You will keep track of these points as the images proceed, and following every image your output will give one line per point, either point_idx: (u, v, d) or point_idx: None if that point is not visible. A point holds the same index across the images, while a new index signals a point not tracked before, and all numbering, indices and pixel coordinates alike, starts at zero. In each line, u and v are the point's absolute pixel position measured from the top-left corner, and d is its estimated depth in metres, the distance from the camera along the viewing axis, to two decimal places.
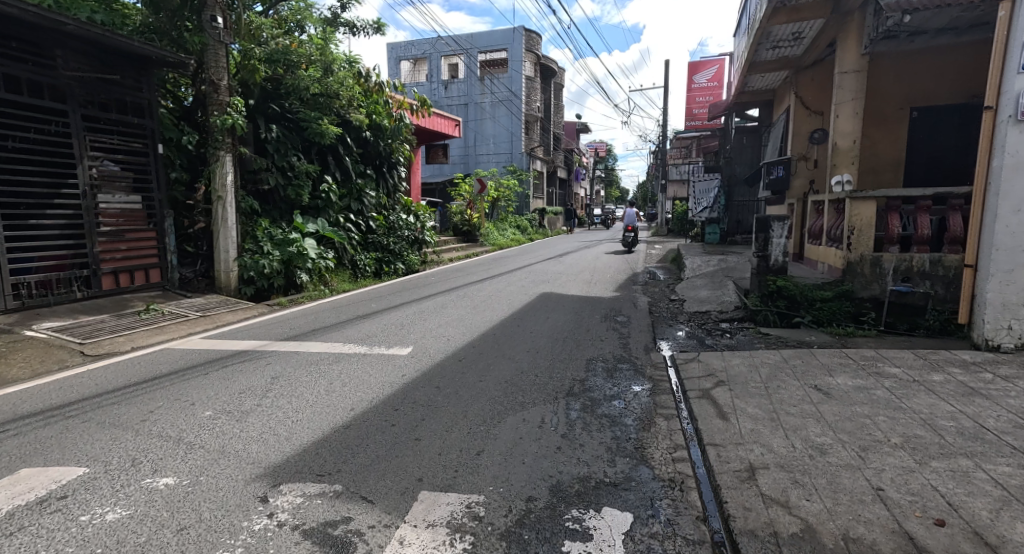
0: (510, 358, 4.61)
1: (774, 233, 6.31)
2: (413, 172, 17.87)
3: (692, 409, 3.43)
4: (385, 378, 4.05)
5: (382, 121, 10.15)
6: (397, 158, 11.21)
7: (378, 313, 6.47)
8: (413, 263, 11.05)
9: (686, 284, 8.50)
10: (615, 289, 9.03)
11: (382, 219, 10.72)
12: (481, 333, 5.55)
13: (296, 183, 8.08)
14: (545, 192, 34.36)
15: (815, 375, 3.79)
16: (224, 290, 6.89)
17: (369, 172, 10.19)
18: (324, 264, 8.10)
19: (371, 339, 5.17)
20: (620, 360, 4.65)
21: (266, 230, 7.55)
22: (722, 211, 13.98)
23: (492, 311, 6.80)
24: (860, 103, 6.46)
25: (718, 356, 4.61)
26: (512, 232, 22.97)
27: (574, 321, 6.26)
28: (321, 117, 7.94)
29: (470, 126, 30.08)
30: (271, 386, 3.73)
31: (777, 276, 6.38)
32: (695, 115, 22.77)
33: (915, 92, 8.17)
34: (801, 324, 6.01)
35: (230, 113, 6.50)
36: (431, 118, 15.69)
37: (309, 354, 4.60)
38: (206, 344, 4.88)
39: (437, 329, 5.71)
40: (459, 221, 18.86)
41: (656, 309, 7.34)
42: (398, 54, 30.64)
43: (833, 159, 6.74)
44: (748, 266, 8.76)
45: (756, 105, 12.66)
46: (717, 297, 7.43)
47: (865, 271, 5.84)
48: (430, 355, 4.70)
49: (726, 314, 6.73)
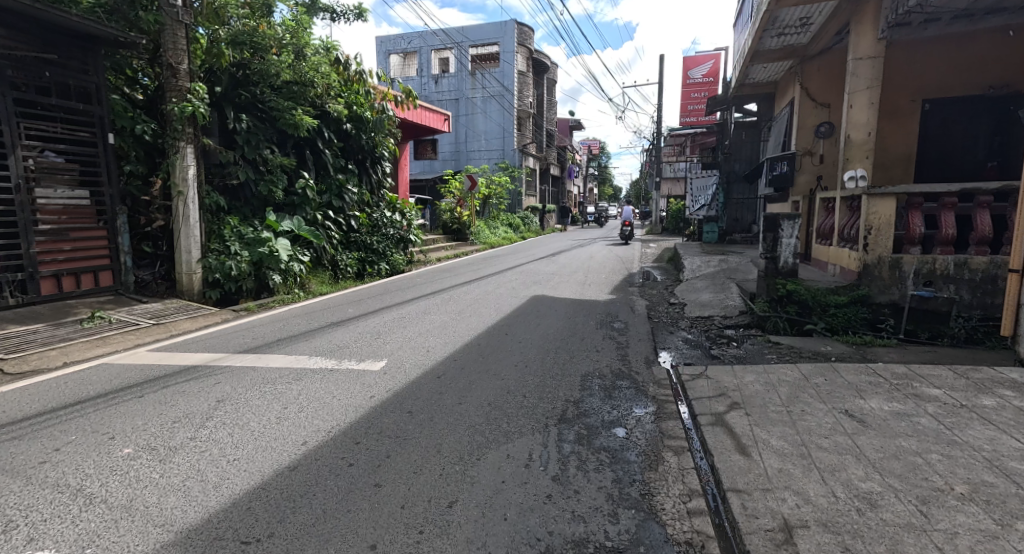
0: (497, 374, 4.10)
1: (783, 232, 5.83)
2: (401, 169, 17.31)
3: (706, 440, 2.94)
4: (350, 400, 3.53)
5: (364, 113, 9.58)
6: (381, 153, 10.69)
7: (355, 320, 5.97)
8: (398, 264, 10.62)
9: (685, 286, 8.03)
10: (611, 291, 8.55)
11: (365, 218, 10.25)
12: (465, 343, 5.04)
13: (269, 178, 7.59)
14: (537, 190, 33.87)
15: (845, 396, 3.31)
16: (187, 294, 6.34)
17: (350, 168, 9.68)
18: (298, 266, 7.57)
19: (341, 351, 4.64)
20: (618, 375, 4.16)
21: (235, 229, 7.00)
22: (720, 210, 13.50)
23: (478, 317, 6.31)
24: (876, 92, 5.98)
25: (728, 370, 4.13)
26: (504, 230, 22.47)
27: (567, 328, 5.77)
28: (294, 107, 7.38)
29: (461, 122, 29.53)
30: (212, 413, 3.16)
31: (787, 279, 5.89)
32: (690, 111, 22.35)
33: (927, 82, 7.73)
34: (814, 332, 5.55)
35: (191, 100, 5.94)
36: (419, 111, 15.14)
37: (269, 371, 4.06)
38: (153, 357, 4.32)
39: (417, 338, 5.20)
40: (449, 219, 18.35)
41: (655, 314, 6.87)
42: (388, 47, 30.04)
43: (845, 152, 6.27)
44: (751, 267, 8.32)
45: (756, 99, 12.22)
46: (719, 300, 6.97)
47: (883, 274, 5.39)
48: (406, 371, 4.18)
49: (731, 321, 6.27)
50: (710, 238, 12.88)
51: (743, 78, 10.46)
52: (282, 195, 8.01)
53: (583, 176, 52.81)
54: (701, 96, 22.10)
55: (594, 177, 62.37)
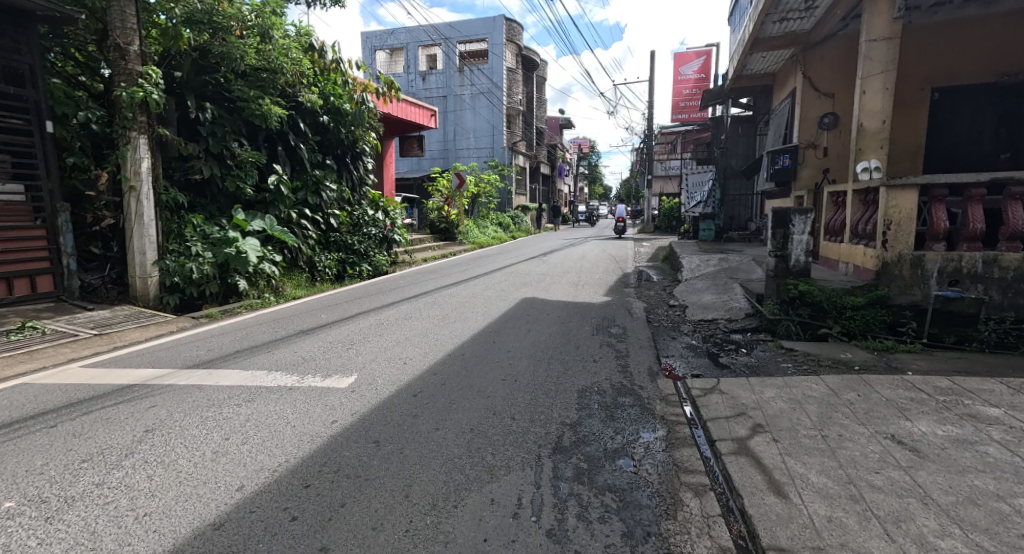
0: (482, 392, 3.59)
1: (795, 228, 5.41)
2: (387, 166, 16.83)
3: (731, 475, 2.45)
4: (307, 425, 3.00)
5: (343, 105, 9.02)
6: (362, 149, 10.18)
7: (330, 327, 5.44)
8: (380, 264, 10.12)
9: (685, 287, 7.57)
10: (606, 293, 8.07)
11: (345, 215, 9.74)
12: (447, 353, 4.53)
13: (237, 173, 7.03)
14: (527, 189, 33.40)
15: (887, 417, 2.84)
16: (141, 300, 5.78)
17: (328, 163, 9.16)
18: (269, 268, 7.05)
19: (307, 364, 4.11)
20: (620, 391, 3.67)
21: (198, 228, 6.44)
22: (716, 207, 12.94)
23: (464, 322, 5.82)
24: (892, 76, 5.53)
25: (744, 384, 3.66)
26: (494, 230, 21.96)
27: (561, 335, 5.27)
28: (261, 96, 6.83)
29: (449, 119, 28.99)
30: (133, 448, 2.59)
31: (799, 278, 5.42)
32: (681, 108, 22.01)
33: (936, 70, 7.33)
34: (829, 336, 5.09)
35: (142, 85, 5.37)
36: (404, 105, 14.69)
37: (218, 390, 3.50)
38: (86, 374, 3.74)
39: (394, 348, 4.68)
40: (436, 219, 17.80)
41: (654, 317, 6.39)
42: (374, 43, 29.44)
43: (857, 142, 5.83)
44: (753, 266, 7.88)
45: (752, 92, 11.84)
46: (723, 302, 6.52)
47: (904, 273, 4.95)
48: (378, 388, 3.65)
49: (737, 325, 5.80)
50: (706, 237, 12.43)
51: (742, 69, 10.03)
52: (252, 191, 7.45)
53: (573, 175, 52.45)
54: (693, 92, 21.76)
55: (585, 176, 62.04)
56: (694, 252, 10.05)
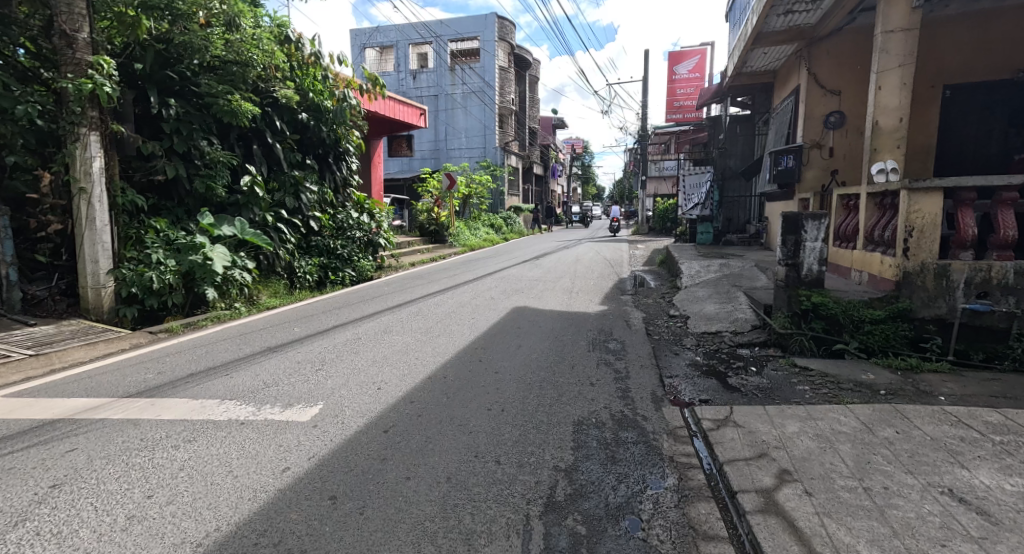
0: (463, 427, 3.13)
1: (807, 234, 5.00)
2: (374, 167, 16.34)
3: (762, 544, 2.02)
4: (253, 470, 2.54)
5: (322, 102, 8.54)
6: (345, 149, 9.72)
7: (301, 342, 4.98)
8: (364, 269, 9.68)
9: (686, 295, 7.16)
10: (602, 301, 7.63)
11: (326, 218, 9.28)
12: (427, 375, 4.08)
13: (207, 173, 6.56)
14: (520, 190, 33.00)
15: (937, 464, 2.42)
16: (94, 313, 5.27)
17: (308, 163, 8.69)
18: (240, 276, 6.59)
19: (268, 390, 3.65)
20: (622, 423, 3.23)
21: (161, 234, 5.95)
22: (716, 208, 12.33)
23: (449, 336, 5.37)
24: (910, 70, 5.13)
25: (761, 416, 3.23)
26: (486, 232, 21.51)
27: (554, 352, 4.83)
28: (230, 91, 6.36)
29: (441, 119, 28.48)
30: (29, 512, 2.12)
31: (811, 289, 5.02)
32: (676, 108, 21.70)
33: (947, 66, 6.96)
34: (846, 353, 4.72)
35: (92, 76, 4.87)
36: (391, 104, 14.24)
37: (157, 425, 3.00)
38: (8, 406, 3.25)
39: (368, 369, 4.22)
40: (425, 220, 17.28)
41: (654, 330, 5.97)
42: (363, 41, 28.85)
43: (872, 141, 5.42)
44: (756, 272, 7.48)
45: (751, 90, 11.47)
46: (727, 312, 6.10)
47: (927, 283, 4.53)
48: (345, 421, 3.18)
49: (744, 338, 5.39)
50: (704, 240, 12.03)
51: (741, 66, 9.64)
52: (224, 193, 6.98)
53: (566, 176, 52.13)
54: (688, 92, 21.49)
55: (578, 177, 61.76)
56: (693, 256, 9.64)
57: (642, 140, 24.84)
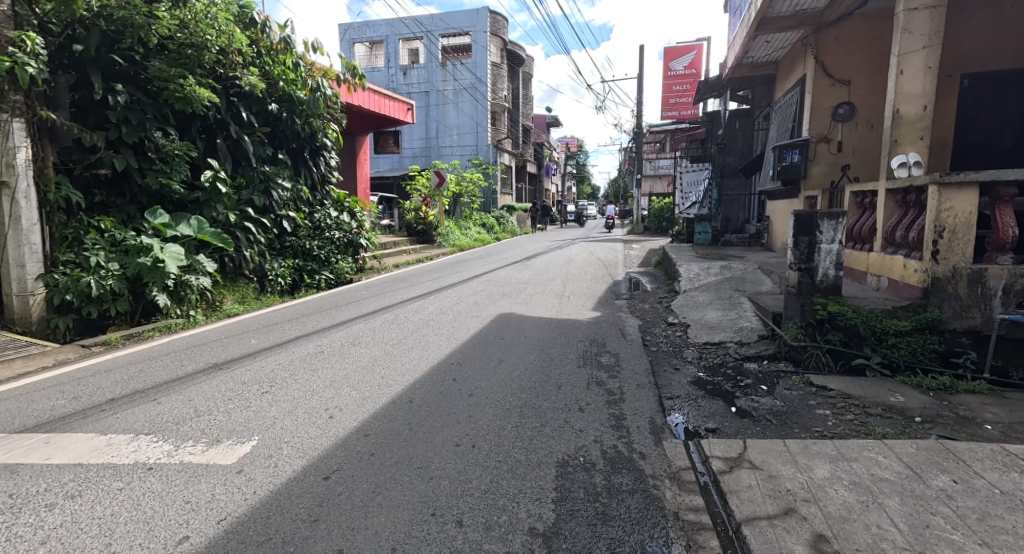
0: (423, 471, 2.58)
1: (822, 234, 4.45)
2: (360, 165, 15.78)
3: None
4: (134, 520, 2.09)
5: (294, 92, 7.96)
6: (322, 143, 9.20)
7: (254, 356, 4.44)
8: (343, 271, 9.14)
9: (685, 300, 6.64)
10: (595, 307, 7.09)
11: (301, 217, 8.75)
12: (390, 399, 3.53)
13: (161, 167, 6.00)
14: (513, 188, 32.41)
15: (1019, 534, 1.91)
16: (22, 325, 4.75)
17: (280, 158, 8.15)
18: (198, 280, 6.01)
19: (198, 420, 3.09)
20: (614, 464, 2.70)
21: (105, 235, 5.36)
22: (713, 207, 11.71)
23: (423, 348, 4.83)
24: (936, 52, 4.62)
25: (783, 455, 2.69)
26: (476, 231, 20.93)
27: (539, 368, 4.28)
28: (184, 75, 5.81)
29: (432, 116, 27.87)
30: None
31: (827, 297, 4.49)
32: (671, 105, 21.22)
33: (966, 52, 6.45)
34: (867, 369, 4.20)
35: (13, 54, 4.47)
36: (376, 98, 13.75)
37: (40, 474, 2.41)
38: None
39: (322, 390, 3.67)
40: (413, 219, 16.66)
41: (651, 340, 5.44)
42: (351, 35, 28.15)
43: (892, 132, 4.92)
44: (761, 275, 6.96)
45: (751, 83, 10.98)
46: (730, 321, 5.57)
47: (960, 291, 4.00)
48: (280, 463, 2.61)
49: (751, 352, 4.86)
50: (702, 240, 11.42)
51: (741, 56, 9.16)
52: (182, 190, 6.41)
53: (560, 174, 51.61)
54: (682, 89, 21.14)
55: (572, 176, 61.26)
56: (691, 257, 9.13)
57: (637, 137, 24.36)
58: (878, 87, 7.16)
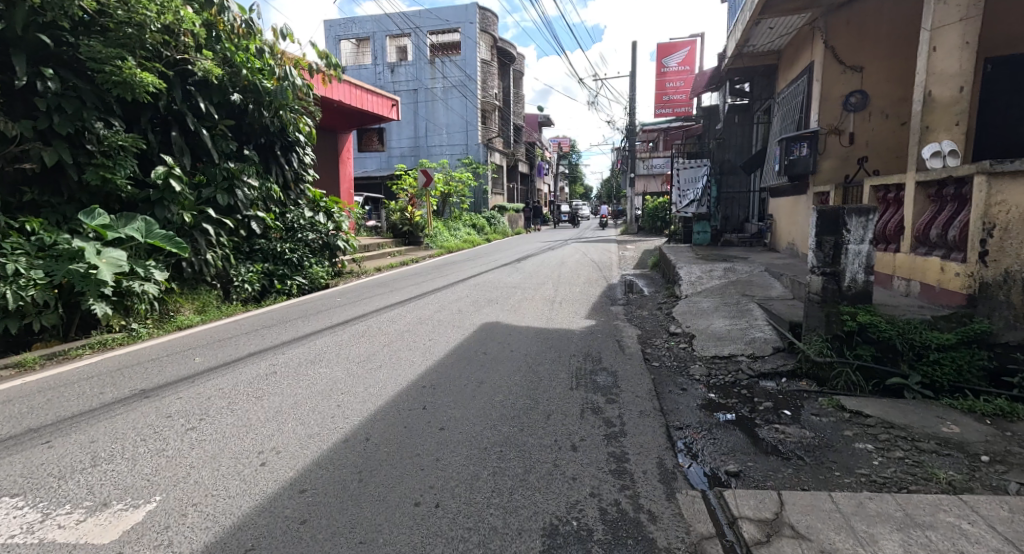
0: (366, 548, 1.96)
1: (850, 233, 3.87)
2: (342, 164, 15.17)
3: None
4: None
5: (260, 81, 7.30)
6: (294, 138, 8.58)
7: (192, 379, 3.80)
8: (317, 276, 8.53)
9: (688, 308, 6.06)
10: (589, 314, 6.51)
11: (271, 218, 8.13)
12: (343, 436, 2.92)
13: (102, 161, 5.36)
14: (505, 188, 31.81)
15: None
16: None
17: (247, 153, 7.52)
18: (143, 289, 5.31)
19: (93, 470, 2.46)
20: (616, 531, 2.09)
21: (31, 239, 4.72)
22: (712, 206, 11.11)
23: (393, 367, 4.22)
24: (975, 25, 4.04)
25: (832, 517, 2.09)
26: (466, 232, 20.32)
27: (525, 393, 3.69)
28: (123, 57, 5.17)
29: (420, 114, 27.21)
30: None
31: (855, 305, 3.91)
32: (664, 102, 20.66)
33: (991, 33, 5.86)
34: (905, 391, 3.61)
35: None
36: (358, 92, 13.27)
37: None
38: None
39: (262, 423, 3.05)
40: (398, 220, 15.98)
41: (652, 354, 4.84)
42: (337, 32, 27.42)
43: (923, 117, 4.37)
44: (769, 279, 6.40)
45: (752, 75, 10.46)
46: (740, 331, 5.02)
47: (1014, 299, 3.42)
48: (178, 538, 1.98)
49: (767, 368, 4.28)
50: (699, 241, 10.99)
51: (742, 44, 8.64)
52: (129, 187, 5.75)
53: (552, 174, 51.09)
54: (676, 85, 20.48)
55: (564, 175, 60.73)
56: (691, 259, 8.58)
57: (630, 135, 23.84)
58: (893, 73, 6.64)
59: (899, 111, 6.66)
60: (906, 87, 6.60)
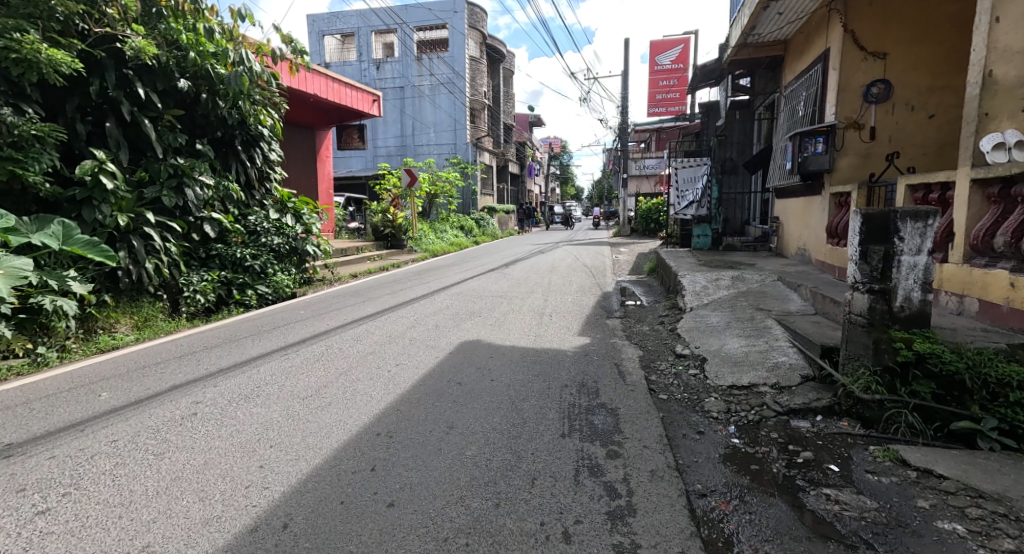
0: None
1: (903, 240, 3.15)
2: (321, 162, 14.47)
3: None
4: None
5: (213, 67, 6.50)
6: (257, 131, 7.81)
7: (82, 426, 2.98)
8: (282, 285, 7.74)
9: (696, 324, 5.36)
10: (582, 329, 5.78)
11: (230, 220, 7.35)
12: (255, 520, 2.16)
13: (9, 154, 4.54)
14: (495, 189, 31.07)
15: None
16: None
17: (199, 148, 6.74)
18: (54, 304, 4.46)
19: None
20: None
21: None
22: (715, 207, 10.38)
23: (346, 404, 3.46)
24: None
25: None
26: (453, 234, 19.56)
27: (504, 443, 2.94)
28: (26, 30, 4.40)
29: (407, 112, 26.39)
30: None
31: (909, 330, 3.20)
32: (657, 101, 20.00)
33: None
34: (979, 438, 2.88)
35: None
36: (336, 87, 12.53)
37: None
38: None
39: (146, 499, 2.26)
40: (380, 222, 15.10)
41: (657, 384, 4.12)
42: (321, 27, 26.51)
43: (980, 103, 3.68)
44: (784, 291, 5.72)
45: (755, 68, 9.81)
46: (760, 355, 4.32)
47: None
48: None
49: (797, 404, 3.57)
50: (699, 245, 10.37)
51: (746, 32, 7.98)
52: (48, 186, 4.95)
53: (542, 175, 50.50)
54: (669, 84, 19.86)
55: (554, 175, 60.08)
56: (693, 265, 7.89)
57: (622, 135, 23.19)
58: (919, 60, 6.00)
59: (927, 102, 6.02)
60: (934, 76, 5.96)
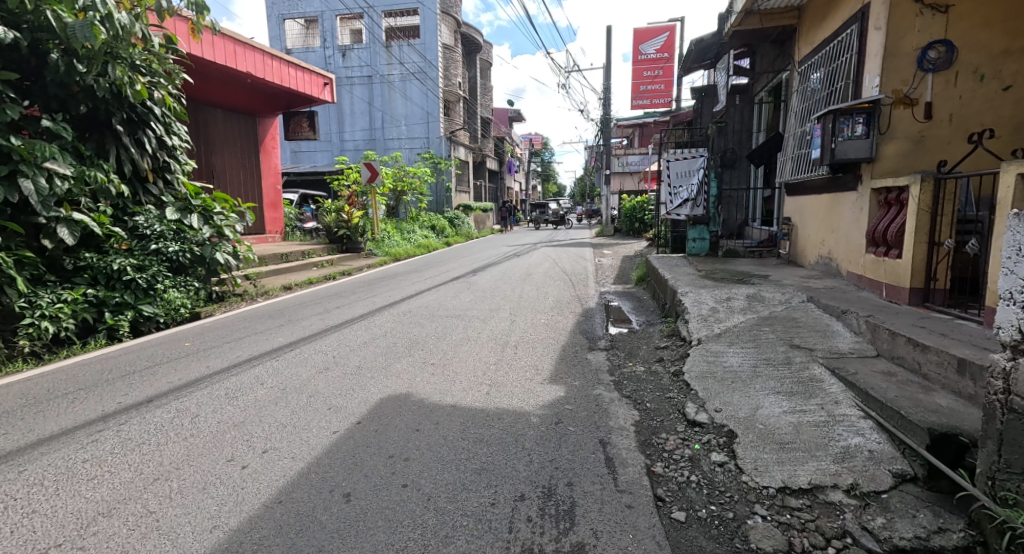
0: None
1: None
2: (265, 154, 12.72)
3: None
4: None
5: (56, 15, 4.81)
6: (145, 108, 6.09)
7: None
8: (175, 305, 6.07)
9: (710, 369, 3.87)
10: (554, 373, 4.24)
11: (104, 222, 5.66)
12: None
13: None
14: (471, 186, 29.42)
15: None
16: None
17: (48, 125, 5.07)
18: None
19: None
20: None
21: None
22: (714, 208, 8.94)
23: None
24: None
25: None
26: (423, 234, 17.92)
27: None
28: None
29: (376, 103, 24.59)
30: None
31: None
32: (642, 93, 18.55)
33: None
34: None
35: None
36: (276, 65, 10.84)
37: None
38: None
39: None
40: (333, 222, 13.23)
41: (665, 487, 2.62)
42: (281, 10, 24.59)
43: None
44: (824, 319, 4.29)
45: (762, 42, 8.42)
46: (816, 432, 2.85)
47: None
48: None
49: (908, 541, 2.11)
50: (695, 250, 9.07)
51: None
52: None
53: (522, 173, 48.85)
54: (654, 74, 18.45)
55: (535, 174, 58.72)
56: (693, 277, 6.44)
57: (605, 131, 21.80)
58: (990, 13, 4.59)
59: (1000, 70, 4.62)
60: (1012, 35, 4.55)
